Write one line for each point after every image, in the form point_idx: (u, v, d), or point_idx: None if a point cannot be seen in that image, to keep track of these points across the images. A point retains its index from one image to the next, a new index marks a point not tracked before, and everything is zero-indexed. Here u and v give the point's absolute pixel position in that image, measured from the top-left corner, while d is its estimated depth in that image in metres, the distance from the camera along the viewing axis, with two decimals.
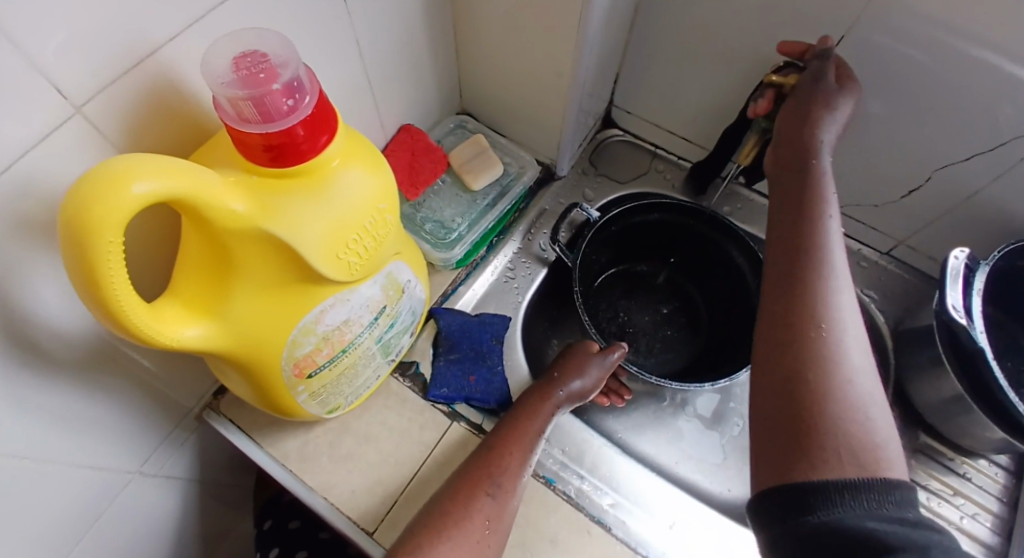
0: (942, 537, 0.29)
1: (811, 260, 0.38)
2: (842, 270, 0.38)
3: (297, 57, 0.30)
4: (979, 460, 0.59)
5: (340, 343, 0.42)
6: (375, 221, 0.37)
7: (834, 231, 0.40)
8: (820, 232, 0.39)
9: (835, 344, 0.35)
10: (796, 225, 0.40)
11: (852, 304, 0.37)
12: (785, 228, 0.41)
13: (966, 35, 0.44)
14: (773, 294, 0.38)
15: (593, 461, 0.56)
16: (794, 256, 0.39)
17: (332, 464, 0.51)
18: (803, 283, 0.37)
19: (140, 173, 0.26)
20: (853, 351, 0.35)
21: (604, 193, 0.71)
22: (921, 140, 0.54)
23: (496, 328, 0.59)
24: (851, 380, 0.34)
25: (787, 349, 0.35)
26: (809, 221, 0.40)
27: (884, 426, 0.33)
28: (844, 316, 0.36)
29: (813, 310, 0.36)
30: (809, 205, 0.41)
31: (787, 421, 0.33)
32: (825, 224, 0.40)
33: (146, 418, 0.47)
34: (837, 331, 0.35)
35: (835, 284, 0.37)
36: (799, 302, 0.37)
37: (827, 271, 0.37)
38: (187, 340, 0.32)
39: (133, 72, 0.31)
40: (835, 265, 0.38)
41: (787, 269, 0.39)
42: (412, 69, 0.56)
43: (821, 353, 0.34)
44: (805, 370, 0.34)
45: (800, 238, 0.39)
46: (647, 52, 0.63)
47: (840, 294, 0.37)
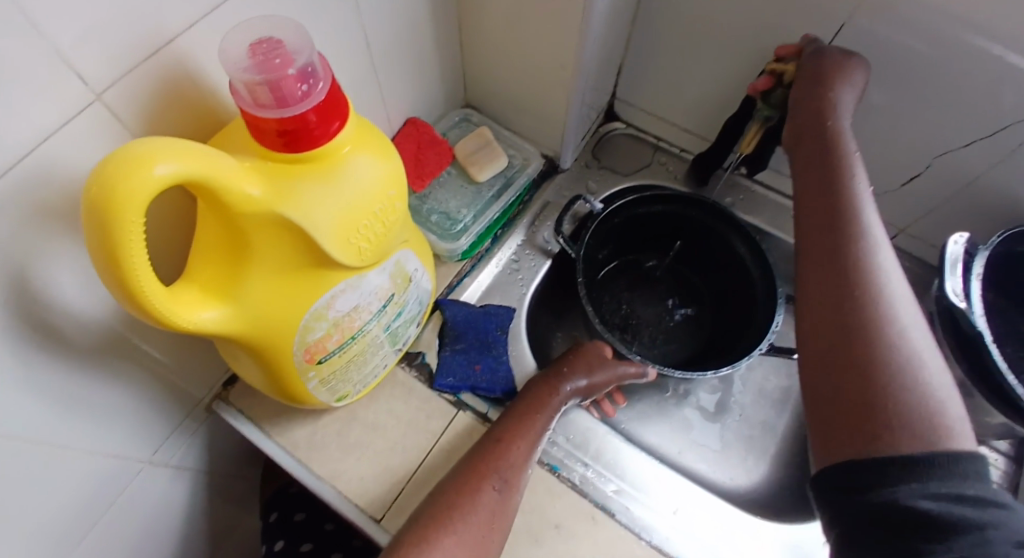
0: (1004, 513, 0.28)
1: (845, 233, 0.40)
2: (880, 240, 0.40)
3: (311, 44, 0.31)
4: (980, 447, 0.60)
5: (350, 329, 0.42)
6: (384, 207, 0.38)
7: (865, 203, 0.42)
8: (852, 205, 0.41)
9: (880, 308, 0.36)
10: (825, 201, 0.42)
11: (896, 269, 0.39)
12: (813, 206, 0.43)
13: (965, 23, 0.45)
14: (812, 271, 0.40)
15: (598, 448, 0.56)
16: (826, 225, 0.41)
17: (341, 453, 0.51)
18: (841, 256, 0.39)
19: (161, 157, 0.26)
20: (902, 313, 0.36)
21: (607, 186, 0.71)
22: (921, 128, 0.54)
23: (502, 318, 0.59)
24: (904, 341, 0.35)
25: (834, 321, 0.37)
26: (839, 196, 0.42)
27: (943, 382, 0.34)
28: (886, 281, 0.38)
29: (854, 280, 0.38)
30: (836, 181, 0.43)
31: (844, 390, 0.35)
32: (856, 197, 0.42)
33: (157, 406, 0.47)
34: (881, 296, 0.37)
35: (874, 253, 0.39)
36: (837, 274, 0.39)
37: (861, 241, 0.39)
38: (205, 322, 0.33)
39: (151, 60, 0.31)
40: (870, 235, 0.40)
41: (822, 247, 0.41)
42: (417, 61, 0.57)
43: (868, 319, 0.36)
44: (854, 338, 0.36)
45: (833, 213, 0.41)
46: (650, 43, 0.63)
47: (879, 260, 0.39)
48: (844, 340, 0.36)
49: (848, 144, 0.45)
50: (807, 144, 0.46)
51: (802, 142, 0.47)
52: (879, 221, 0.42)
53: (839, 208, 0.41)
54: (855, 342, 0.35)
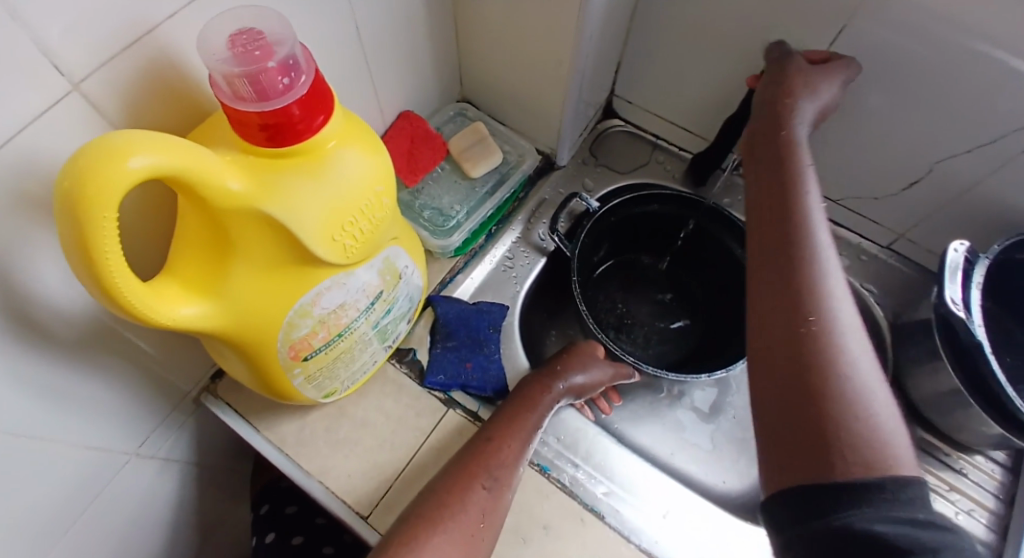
0: (951, 537, 0.27)
1: (798, 253, 0.37)
2: (831, 261, 0.37)
3: (294, 36, 0.30)
4: (975, 455, 0.59)
5: (337, 326, 0.42)
6: (371, 204, 0.37)
7: (817, 219, 0.39)
8: (803, 223, 0.39)
9: (829, 335, 0.34)
10: (779, 217, 0.40)
11: (845, 293, 0.36)
12: (766, 222, 0.40)
13: (966, 29, 0.44)
14: (761, 292, 0.38)
15: (588, 449, 0.56)
16: (776, 241, 0.39)
17: (329, 449, 0.51)
18: (792, 278, 0.36)
19: (136, 149, 0.26)
20: (849, 343, 0.34)
21: (605, 183, 0.70)
22: (922, 133, 0.53)
23: (494, 316, 0.59)
24: (853, 372, 0.33)
25: (780, 348, 0.35)
26: (792, 212, 0.40)
27: (889, 419, 0.32)
28: (836, 307, 0.35)
29: (805, 304, 0.35)
30: (790, 196, 0.40)
31: (793, 423, 0.32)
32: (806, 213, 0.39)
33: (144, 400, 0.47)
34: (832, 323, 0.34)
35: (825, 276, 0.36)
36: (786, 296, 0.36)
37: (813, 262, 0.37)
38: (185, 319, 0.32)
39: (131, 50, 0.31)
40: (821, 254, 0.37)
41: (772, 266, 0.38)
42: (411, 55, 0.56)
43: (816, 347, 0.33)
44: (801, 367, 0.33)
45: (786, 229, 0.39)
46: (649, 41, 0.62)
47: (829, 283, 0.36)
48: (791, 369, 0.34)
49: (804, 157, 0.43)
50: (766, 154, 0.44)
51: (758, 153, 0.44)
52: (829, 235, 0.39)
53: (794, 226, 0.39)
54: (801, 372, 0.33)
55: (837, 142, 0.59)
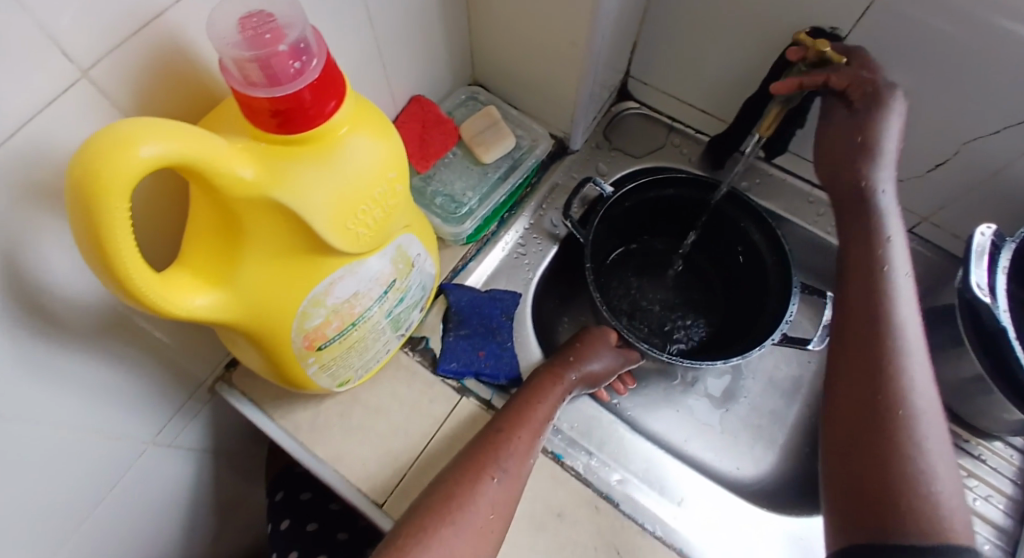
0: None
1: (885, 331, 0.39)
2: (915, 342, 0.39)
3: (303, 17, 0.29)
4: (994, 441, 0.59)
5: (350, 315, 0.41)
6: (384, 191, 0.36)
7: (906, 300, 0.41)
8: (890, 302, 0.41)
9: (906, 417, 0.36)
10: (865, 293, 0.42)
11: (928, 376, 0.38)
12: (853, 295, 0.43)
13: (996, 4, 0.42)
14: (844, 365, 0.40)
15: (601, 437, 0.56)
16: (862, 312, 0.41)
17: (343, 436, 0.51)
18: (874, 356, 0.39)
19: (148, 136, 0.25)
20: (926, 426, 0.36)
21: (618, 168, 0.69)
22: (951, 112, 0.51)
23: (506, 304, 0.58)
24: (925, 453, 0.35)
25: (857, 422, 0.37)
26: (878, 290, 0.41)
27: (953, 498, 0.34)
28: (915, 390, 0.37)
29: (887, 386, 0.37)
30: (876, 271, 0.42)
31: (861, 489, 0.35)
32: (894, 292, 0.41)
33: (161, 387, 0.47)
34: (910, 407, 0.36)
35: (908, 357, 0.38)
36: (868, 375, 0.38)
37: (898, 342, 0.39)
38: (198, 308, 0.32)
39: (139, 35, 0.30)
40: (907, 336, 0.39)
41: (857, 336, 0.40)
42: (422, 36, 0.54)
43: (892, 426, 0.36)
44: (875, 442, 0.36)
45: (872, 305, 0.41)
46: (666, 19, 0.60)
47: (912, 368, 0.38)
48: (866, 443, 0.36)
49: (888, 228, 0.44)
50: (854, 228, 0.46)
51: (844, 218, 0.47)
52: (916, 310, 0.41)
53: (880, 303, 0.41)
54: (875, 446, 0.35)
55: None
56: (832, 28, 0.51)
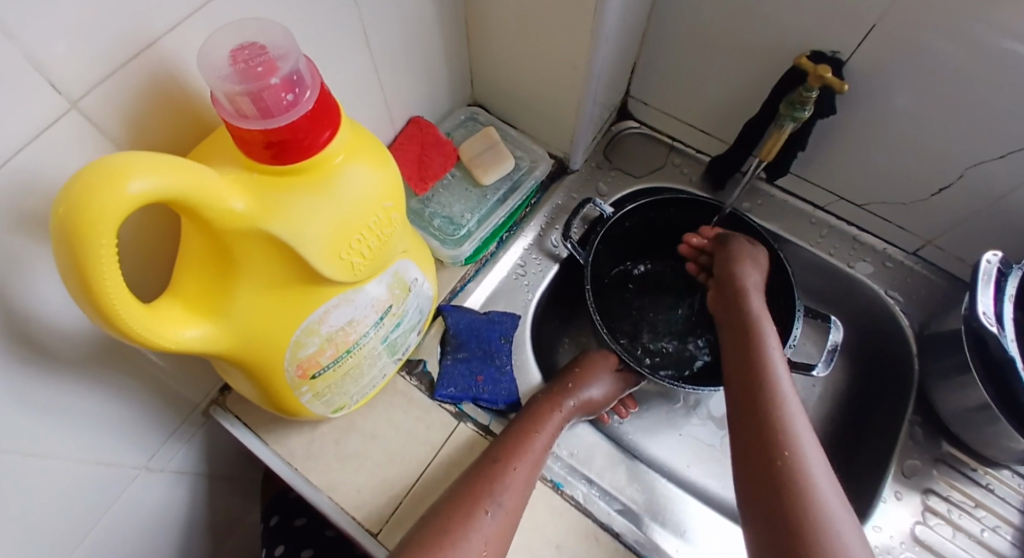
0: None
1: (766, 392, 0.43)
2: (794, 400, 0.44)
3: (298, 49, 0.29)
4: (1001, 469, 0.57)
5: (345, 343, 0.41)
6: (379, 220, 0.36)
7: (779, 363, 0.46)
8: (766, 363, 0.46)
9: (798, 467, 0.39)
10: (746, 362, 0.47)
11: (808, 428, 0.42)
12: (740, 363, 0.47)
13: (997, 27, 0.42)
14: (738, 430, 0.43)
15: (601, 465, 0.55)
16: (740, 364, 0.47)
17: (338, 463, 0.50)
18: (761, 416, 0.42)
19: (137, 171, 0.25)
20: (819, 474, 0.39)
21: (618, 188, 0.69)
22: (954, 137, 0.51)
23: (505, 326, 0.58)
24: (823, 500, 0.37)
25: (760, 483, 0.39)
26: (757, 355, 0.46)
27: (856, 543, 0.36)
28: (803, 440, 0.41)
29: (777, 440, 0.40)
30: (748, 329, 0.49)
31: (776, 547, 0.36)
32: (770, 355, 0.46)
33: (154, 413, 0.46)
34: (800, 455, 0.39)
35: (787, 410, 0.42)
36: (757, 436, 0.41)
37: (777, 401, 0.43)
38: (188, 340, 0.31)
39: (131, 65, 0.29)
40: (783, 393, 0.44)
41: (738, 383, 0.46)
42: (421, 59, 0.54)
43: (787, 479, 0.38)
44: (774, 498, 0.38)
45: (751, 370, 0.46)
46: (666, 40, 0.60)
47: (791, 416, 0.42)
48: (772, 501, 0.38)
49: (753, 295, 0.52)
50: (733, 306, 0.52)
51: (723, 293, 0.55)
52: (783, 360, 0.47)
53: (761, 368, 0.45)
54: (776, 501, 0.38)
55: (862, 146, 0.57)
56: (833, 52, 0.51)
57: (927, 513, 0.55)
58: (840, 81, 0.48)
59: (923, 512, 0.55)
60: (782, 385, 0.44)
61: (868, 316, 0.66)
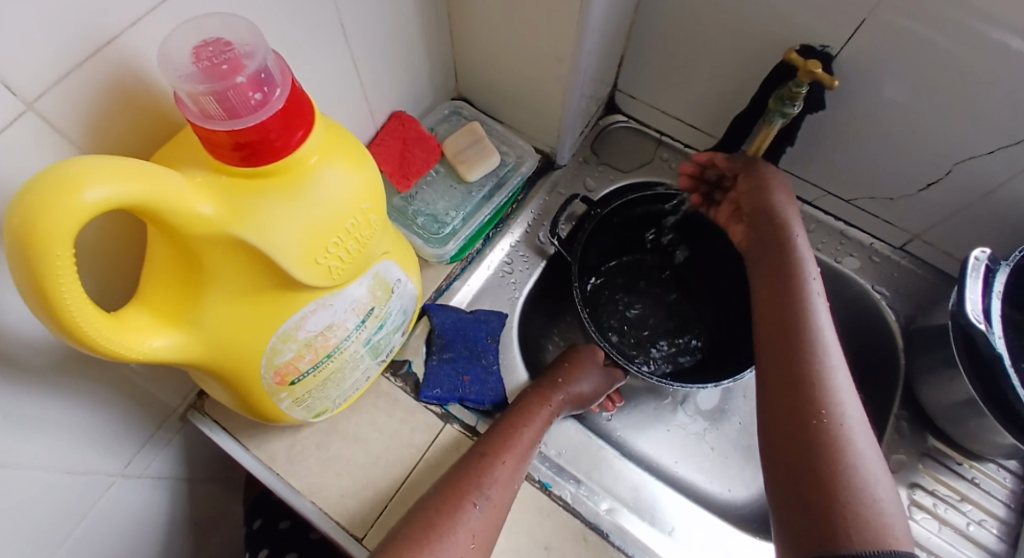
0: None
1: (806, 345, 0.43)
2: (836, 352, 0.43)
3: (265, 45, 0.27)
4: (986, 463, 0.57)
5: (325, 348, 0.39)
6: (358, 222, 0.35)
7: (822, 314, 0.45)
8: (807, 314, 0.44)
9: (837, 424, 0.38)
10: (784, 312, 0.45)
11: (849, 383, 0.41)
12: (776, 313, 0.46)
13: (993, 20, 0.41)
14: (773, 380, 0.42)
15: (589, 464, 0.54)
16: (783, 319, 0.45)
17: (320, 467, 0.49)
18: (804, 375, 0.41)
19: (96, 178, 0.23)
20: (855, 432, 0.38)
21: (606, 183, 0.68)
22: (944, 132, 0.50)
23: (492, 326, 0.57)
24: (860, 458, 0.37)
25: (790, 435, 0.39)
26: (797, 304, 0.45)
27: (889, 501, 0.35)
28: (840, 394, 0.40)
29: (815, 396, 0.40)
30: (790, 278, 0.47)
31: (806, 503, 0.36)
32: (810, 304, 0.45)
33: (130, 419, 0.45)
34: (839, 413, 0.39)
35: (829, 364, 0.41)
36: (796, 387, 0.41)
37: (821, 354, 0.42)
38: (155, 350, 0.30)
39: (91, 62, 0.28)
40: (825, 345, 0.42)
41: (780, 340, 0.44)
42: (403, 50, 0.53)
43: (824, 433, 0.38)
44: (808, 451, 0.37)
45: (792, 322, 0.44)
46: (654, 32, 0.59)
47: (834, 377, 0.41)
48: (802, 454, 0.38)
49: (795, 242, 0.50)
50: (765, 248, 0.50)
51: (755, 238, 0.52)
52: (827, 316, 0.45)
53: (800, 318, 0.44)
54: (810, 456, 0.37)
55: (851, 140, 0.56)
56: (823, 46, 0.50)
57: (913, 508, 0.56)
58: (830, 77, 0.48)
59: (909, 506, 0.56)
60: (824, 337, 0.43)
61: (854, 311, 0.66)
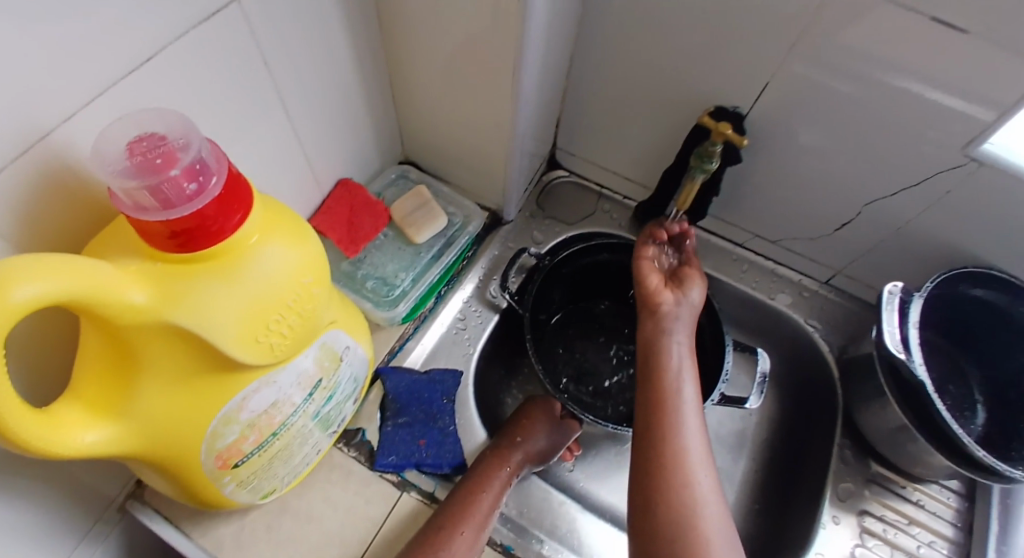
0: None
1: (664, 423, 0.43)
2: (693, 426, 0.43)
3: (200, 136, 0.28)
4: (930, 485, 0.60)
5: (270, 426, 0.39)
6: (301, 297, 0.35)
7: (686, 385, 0.46)
8: (671, 386, 0.45)
9: (690, 506, 0.39)
10: (648, 383, 0.46)
11: (705, 456, 0.42)
12: (645, 388, 0.46)
13: (883, 66, 0.45)
14: (633, 458, 0.43)
15: (553, 520, 0.54)
16: (650, 391, 0.46)
17: (270, 551, 0.47)
18: (663, 455, 0.41)
19: (23, 276, 0.23)
20: (709, 513, 0.39)
21: (554, 235, 0.70)
22: (852, 177, 0.55)
23: (446, 386, 0.57)
24: (706, 543, 0.38)
25: (649, 520, 0.40)
26: (659, 378, 0.46)
27: None
28: (697, 472, 0.41)
29: (673, 477, 0.40)
30: (660, 349, 0.48)
31: None
32: (675, 375, 0.46)
33: (63, 518, 0.42)
34: (696, 495, 0.40)
35: (685, 437, 0.42)
36: (655, 466, 0.41)
37: (677, 432, 0.43)
38: (86, 446, 0.29)
39: (24, 158, 0.28)
40: (684, 420, 0.43)
41: (645, 413, 0.44)
42: (346, 118, 0.54)
43: (676, 523, 0.39)
44: (657, 537, 0.39)
45: (658, 394, 0.45)
46: (586, 94, 0.63)
47: (692, 455, 0.42)
48: (658, 543, 0.39)
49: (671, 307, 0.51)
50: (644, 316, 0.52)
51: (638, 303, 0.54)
52: (693, 380, 0.46)
53: (661, 393, 0.45)
54: (658, 545, 0.39)
55: (771, 187, 0.61)
56: (734, 107, 0.55)
57: (864, 535, 0.57)
58: (739, 138, 0.53)
59: (861, 534, 0.58)
60: (681, 411, 0.44)
61: (792, 345, 0.69)
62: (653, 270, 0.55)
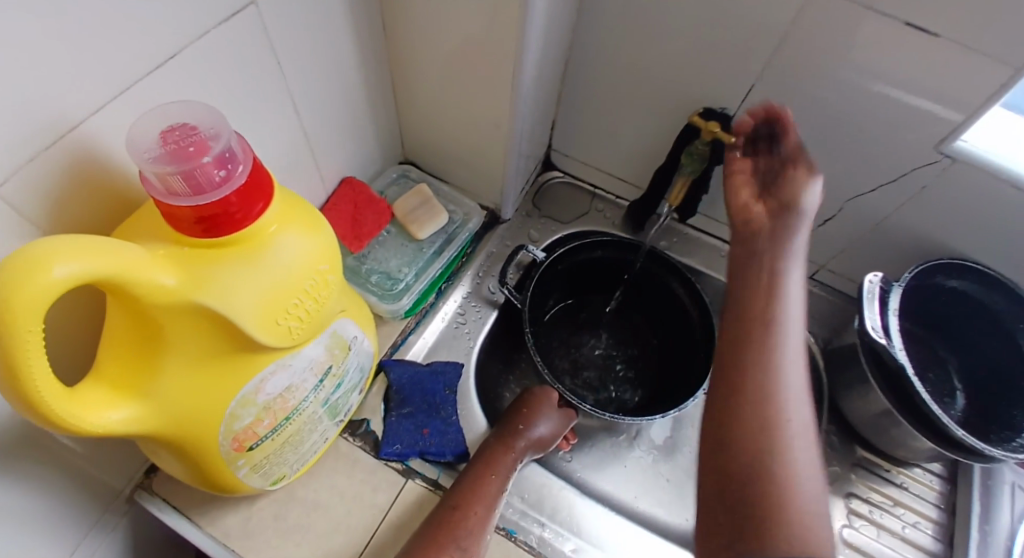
0: None
1: (759, 337, 0.35)
2: (796, 348, 0.35)
3: (229, 128, 0.30)
4: (913, 468, 0.62)
5: (283, 411, 0.40)
6: (316, 282, 0.36)
7: (788, 301, 0.37)
8: (775, 302, 0.37)
9: (778, 422, 0.33)
10: (740, 295, 0.38)
11: (802, 376, 0.35)
12: (736, 302, 0.38)
13: (858, 71, 0.48)
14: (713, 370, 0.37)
15: (553, 505, 0.56)
16: (746, 312, 0.37)
17: (278, 539, 0.48)
18: (749, 365, 0.35)
19: (64, 255, 0.25)
20: (801, 434, 0.33)
21: (549, 233, 0.72)
22: (833, 175, 0.58)
23: (449, 377, 0.58)
24: (794, 461, 0.31)
25: (723, 433, 0.33)
26: (758, 292, 0.38)
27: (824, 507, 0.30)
28: (790, 392, 0.34)
29: (762, 388, 0.34)
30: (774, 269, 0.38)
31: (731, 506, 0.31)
32: (782, 292, 0.37)
33: (74, 506, 0.43)
34: (786, 413, 0.33)
35: (781, 354, 0.35)
36: (739, 375, 0.34)
37: (773, 353, 0.35)
38: (112, 423, 0.31)
39: (53, 149, 0.29)
40: (785, 339, 0.35)
41: (735, 326, 0.37)
42: (349, 118, 0.56)
43: (760, 438, 0.32)
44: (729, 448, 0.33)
45: (756, 309, 0.37)
46: (580, 97, 0.66)
47: (788, 373, 0.34)
48: (732, 456, 0.32)
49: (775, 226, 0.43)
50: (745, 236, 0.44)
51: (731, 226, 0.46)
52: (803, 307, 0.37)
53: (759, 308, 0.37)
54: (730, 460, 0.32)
55: None
56: (723, 107, 0.57)
57: (852, 516, 0.60)
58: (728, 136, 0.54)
59: (848, 515, 0.60)
60: (784, 324, 0.36)
61: None
62: (744, 187, 0.48)
